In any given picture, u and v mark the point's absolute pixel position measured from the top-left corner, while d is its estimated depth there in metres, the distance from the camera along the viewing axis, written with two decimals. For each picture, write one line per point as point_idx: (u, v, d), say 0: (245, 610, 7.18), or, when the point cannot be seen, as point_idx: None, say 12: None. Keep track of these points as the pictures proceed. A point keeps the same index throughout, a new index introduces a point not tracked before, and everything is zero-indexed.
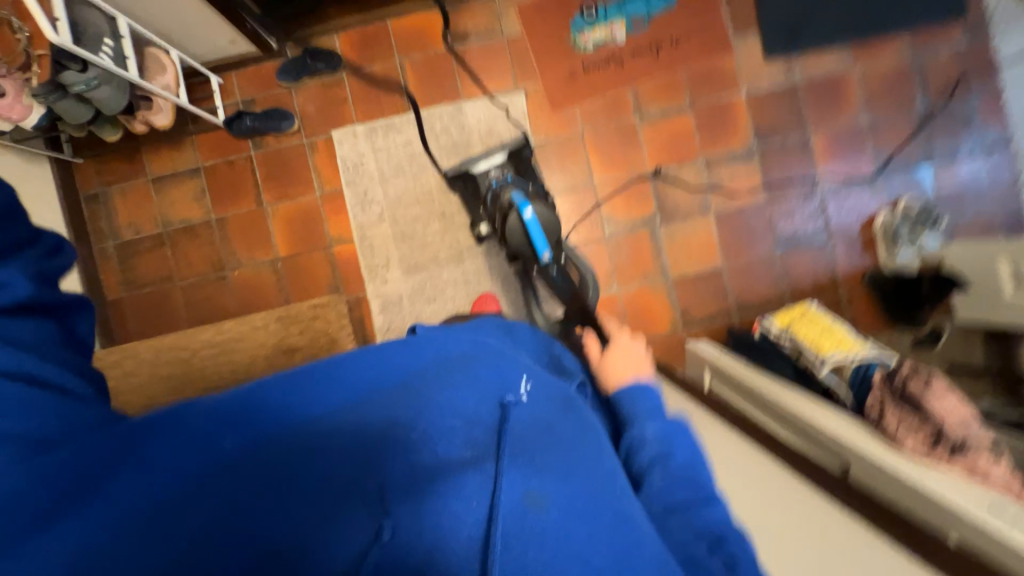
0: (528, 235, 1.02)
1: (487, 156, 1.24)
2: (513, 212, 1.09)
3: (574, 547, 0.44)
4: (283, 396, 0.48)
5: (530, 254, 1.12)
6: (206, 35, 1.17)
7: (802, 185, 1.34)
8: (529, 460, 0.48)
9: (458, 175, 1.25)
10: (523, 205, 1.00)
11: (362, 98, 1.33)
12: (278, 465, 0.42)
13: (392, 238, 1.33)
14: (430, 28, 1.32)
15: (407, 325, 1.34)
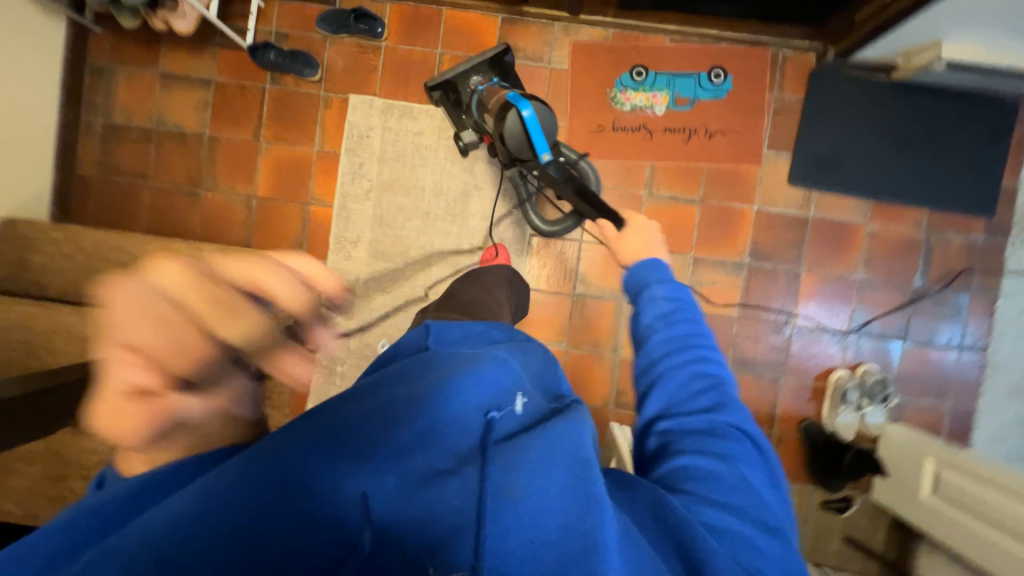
0: (526, 140, 0.99)
1: (469, 65, 1.14)
2: (511, 111, 0.97)
3: (552, 532, 0.43)
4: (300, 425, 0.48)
5: (530, 156, 1.02)
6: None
7: (776, 316, 1.33)
8: (515, 459, 0.47)
9: (436, 85, 1.16)
10: (520, 106, 0.96)
11: (391, 74, 1.30)
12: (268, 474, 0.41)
13: (369, 218, 1.31)
14: (480, 31, 1.29)
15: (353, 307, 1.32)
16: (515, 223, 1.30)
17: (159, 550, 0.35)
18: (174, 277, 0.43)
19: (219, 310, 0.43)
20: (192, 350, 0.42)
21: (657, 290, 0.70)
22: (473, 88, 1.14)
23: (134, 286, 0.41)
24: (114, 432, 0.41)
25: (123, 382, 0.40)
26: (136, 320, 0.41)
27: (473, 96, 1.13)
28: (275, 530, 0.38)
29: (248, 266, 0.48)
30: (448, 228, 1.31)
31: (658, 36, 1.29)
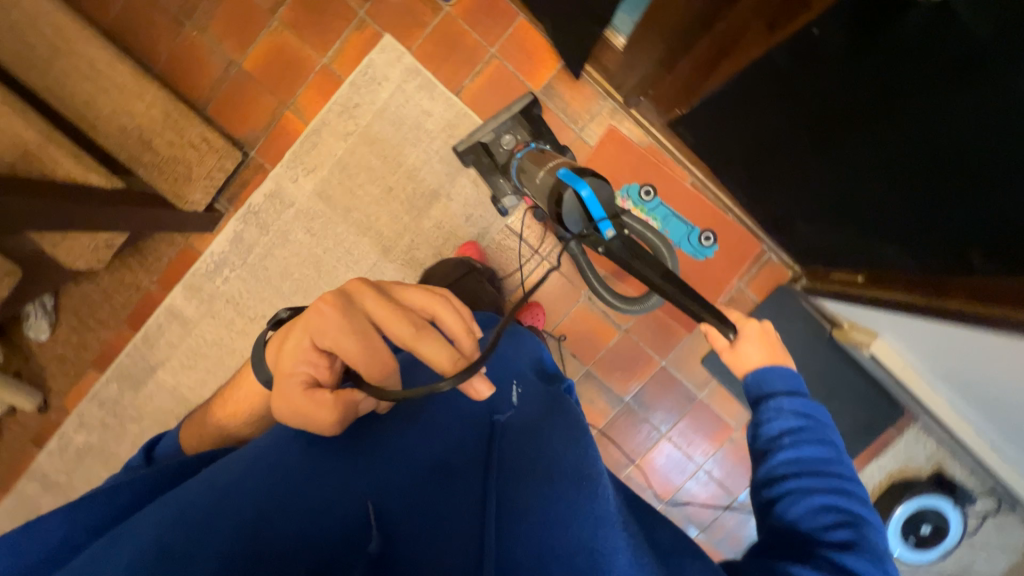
0: (588, 215, 0.90)
1: (498, 124, 1.17)
2: (568, 191, 0.88)
3: (559, 545, 0.49)
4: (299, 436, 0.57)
5: (592, 232, 0.92)
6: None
7: (620, 456, 1.41)
8: (520, 478, 0.56)
9: (467, 147, 1.18)
10: (576, 187, 0.87)
11: (435, 41, 1.22)
12: (279, 473, 0.52)
13: (333, 157, 1.25)
14: (540, 59, 1.23)
15: (270, 226, 1.26)
16: (461, 249, 1.27)
17: (191, 496, 0.48)
18: (375, 303, 0.53)
19: (407, 331, 0.51)
20: (377, 359, 0.51)
21: (774, 402, 0.73)
22: (507, 147, 1.15)
23: (327, 302, 0.52)
24: (303, 416, 0.50)
25: (300, 376, 0.50)
26: (342, 333, 0.50)
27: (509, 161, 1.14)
28: (284, 512, 0.48)
29: (425, 300, 0.55)
30: (400, 213, 1.26)
31: (683, 172, 1.28)
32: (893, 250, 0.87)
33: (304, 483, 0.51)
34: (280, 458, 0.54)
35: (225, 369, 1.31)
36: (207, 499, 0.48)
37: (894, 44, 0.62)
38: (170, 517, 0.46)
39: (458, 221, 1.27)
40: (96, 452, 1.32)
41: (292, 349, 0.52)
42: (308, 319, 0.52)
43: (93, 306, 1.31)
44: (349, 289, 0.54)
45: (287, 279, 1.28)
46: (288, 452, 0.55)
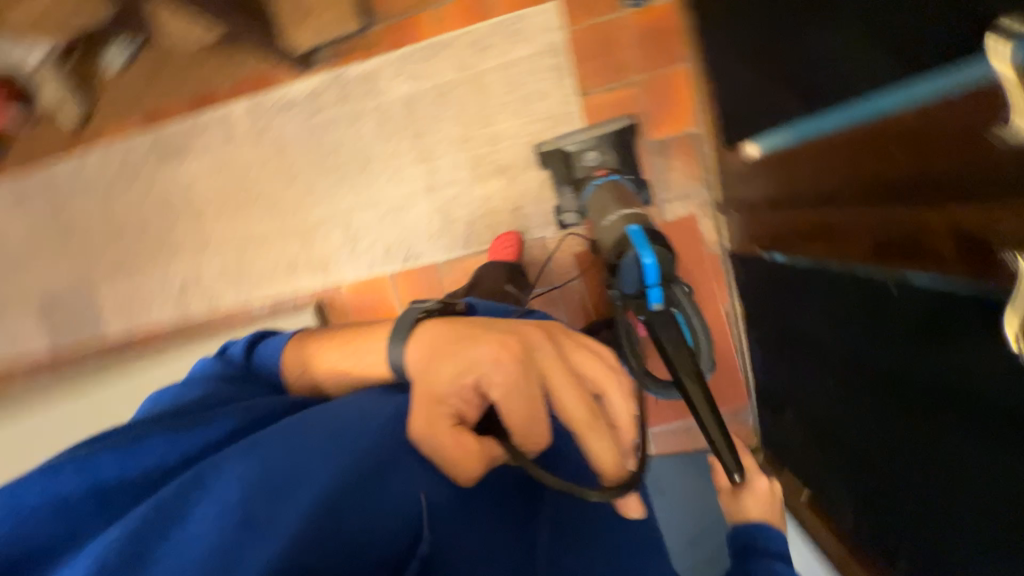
0: (642, 278, 0.85)
1: (584, 140, 1.11)
2: (631, 249, 0.85)
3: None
4: (349, 435, 0.54)
5: (636, 295, 0.86)
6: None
7: None
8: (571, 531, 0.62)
9: (547, 150, 1.13)
10: (641, 252, 0.85)
11: (593, 37, 1.16)
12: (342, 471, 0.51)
13: (438, 79, 1.22)
14: (673, 115, 1.17)
15: (348, 101, 1.26)
16: (490, 231, 1.27)
17: (263, 476, 0.49)
18: (551, 365, 0.53)
19: (582, 415, 0.51)
20: (536, 423, 0.51)
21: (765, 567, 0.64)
22: (588, 167, 1.11)
23: (504, 354, 0.52)
24: (449, 455, 0.51)
25: (451, 410, 0.51)
26: (516, 395, 0.50)
27: (585, 180, 1.10)
28: (342, 512, 0.48)
29: (597, 372, 0.55)
30: (460, 165, 1.25)
31: (725, 296, 1.23)
32: (914, 558, 0.71)
33: (390, 466, 0.52)
34: (334, 465, 0.51)
35: (238, 194, 1.35)
36: (278, 492, 0.48)
37: (936, 367, 0.56)
38: (249, 491, 0.48)
39: (504, 205, 1.25)
40: (99, 189, 1.41)
41: (445, 372, 0.52)
42: (474, 355, 0.53)
43: (169, 71, 1.35)
44: (523, 343, 0.54)
45: (333, 156, 1.29)
46: (339, 463, 0.51)
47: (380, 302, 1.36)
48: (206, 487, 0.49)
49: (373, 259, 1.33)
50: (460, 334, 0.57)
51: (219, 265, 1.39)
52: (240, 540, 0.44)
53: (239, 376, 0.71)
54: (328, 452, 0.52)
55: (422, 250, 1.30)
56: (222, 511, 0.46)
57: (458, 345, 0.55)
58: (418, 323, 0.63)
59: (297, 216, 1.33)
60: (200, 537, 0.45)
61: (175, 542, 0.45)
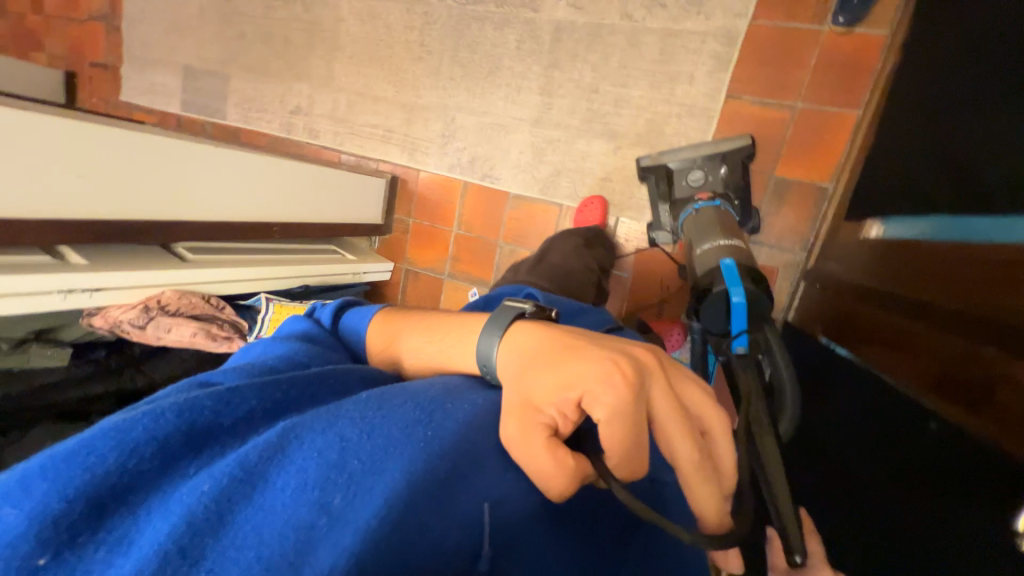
0: (727, 317, 0.71)
1: (693, 158, 1.01)
2: (718, 286, 0.72)
3: None
4: (414, 421, 0.39)
5: (722, 333, 0.73)
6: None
7: None
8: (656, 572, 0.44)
9: (649, 165, 1.06)
10: (730, 287, 0.70)
11: (775, 40, 1.04)
12: (393, 471, 0.35)
13: (597, 17, 1.16)
14: (813, 159, 1.05)
15: (504, 3, 1.24)
16: (570, 188, 1.25)
17: (315, 478, 0.34)
18: (664, 400, 0.42)
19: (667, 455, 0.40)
20: (639, 451, 0.40)
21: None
22: (693, 189, 1.02)
23: (619, 371, 0.41)
24: (542, 472, 0.39)
25: (547, 415, 0.41)
26: (605, 388, 0.40)
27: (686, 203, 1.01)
28: (428, 524, 0.34)
29: (701, 410, 0.44)
30: (575, 112, 1.21)
31: None
32: None
33: (476, 464, 0.39)
34: (395, 438, 0.37)
35: (372, 49, 1.41)
36: (325, 491, 0.34)
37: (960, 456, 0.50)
38: (323, 478, 0.34)
39: (596, 170, 1.22)
40: None
41: (546, 383, 0.42)
42: (585, 369, 0.42)
43: None
44: (635, 365, 0.43)
45: (466, 50, 1.30)
46: (403, 444, 0.37)
47: (445, 204, 1.40)
48: (286, 462, 0.35)
49: (456, 163, 1.36)
50: (561, 344, 0.45)
51: (329, 105, 1.49)
52: (309, 543, 0.32)
53: (325, 343, 0.56)
54: (378, 441, 0.37)
55: (501, 175, 1.31)
56: (304, 479, 0.34)
57: (561, 350, 0.44)
58: (518, 319, 0.50)
59: (410, 93, 1.38)
60: (257, 541, 0.32)
61: (253, 512, 0.33)
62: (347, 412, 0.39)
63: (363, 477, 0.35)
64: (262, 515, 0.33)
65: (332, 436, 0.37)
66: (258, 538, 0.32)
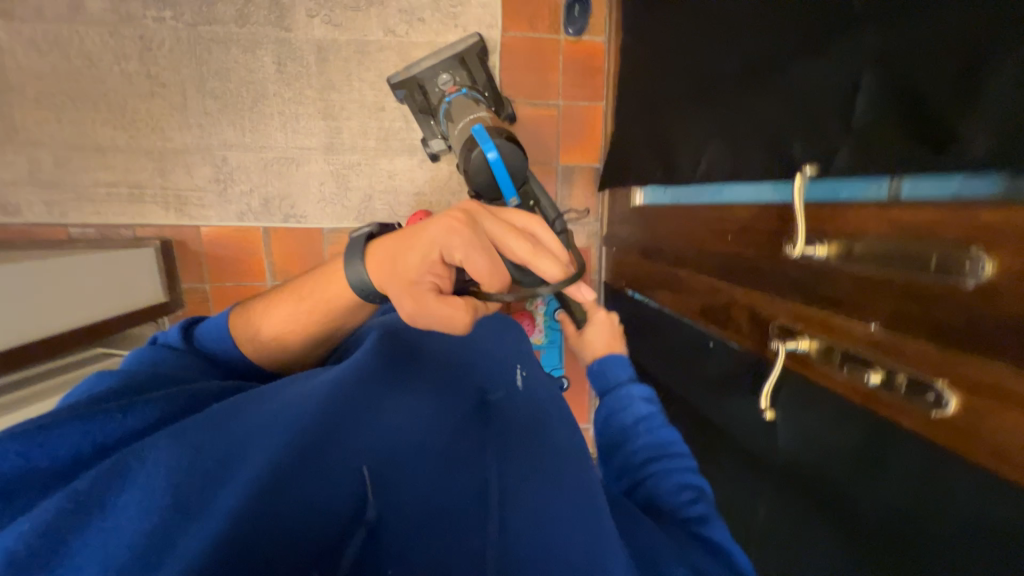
0: (490, 181, 0.83)
1: (432, 64, 1.04)
2: (475, 149, 0.81)
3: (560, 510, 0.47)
4: (268, 410, 0.46)
5: (494, 197, 0.86)
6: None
7: None
8: (527, 469, 0.50)
9: (398, 82, 1.04)
10: (484, 148, 0.81)
11: (529, 49, 1.18)
12: (236, 436, 0.43)
13: (362, 34, 1.13)
14: (581, 146, 1.25)
15: (247, 23, 1.09)
16: (388, 209, 1.21)
17: (168, 462, 0.40)
18: (499, 228, 0.51)
19: (527, 246, 0.50)
20: (498, 270, 0.50)
21: (625, 389, 0.65)
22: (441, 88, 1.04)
23: (458, 218, 0.50)
24: (444, 323, 0.49)
25: (426, 281, 0.49)
26: (450, 237, 0.48)
27: (441, 105, 1.04)
28: (291, 479, 0.41)
29: (529, 220, 0.54)
30: (369, 134, 1.17)
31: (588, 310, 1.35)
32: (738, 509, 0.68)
33: (333, 435, 0.45)
34: (250, 426, 0.44)
35: (72, 86, 1.08)
36: (193, 466, 0.40)
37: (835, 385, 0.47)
38: (181, 471, 0.40)
39: (407, 187, 1.21)
40: None
41: (413, 260, 0.50)
42: (433, 233, 0.50)
43: None
44: (465, 209, 0.52)
45: (216, 77, 1.11)
46: (247, 428, 0.44)
47: (249, 255, 1.21)
48: (130, 481, 0.39)
49: (245, 209, 1.18)
50: (400, 233, 0.53)
51: (25, 165, 1.10)
52: (174, 524, 0.37)
53: (171, 362, 0.55)
54: (218, 429, 0.43)
55: (307, 212, 1.19)
56: (180, 465, 0.40)
57: (408, 234, 0.52)
58: (372, 241, 0.55)
59: (152, 136, 1.12)
60: (153, 484, 0.39)
61: (120, 517, 0.37)
62: (193, 429, 0.43)
63: (235, 448, 0.42)
64: (126, 516, 0.37)
65: (176, 443, 0.41)
66: (147, 505, 0.38)
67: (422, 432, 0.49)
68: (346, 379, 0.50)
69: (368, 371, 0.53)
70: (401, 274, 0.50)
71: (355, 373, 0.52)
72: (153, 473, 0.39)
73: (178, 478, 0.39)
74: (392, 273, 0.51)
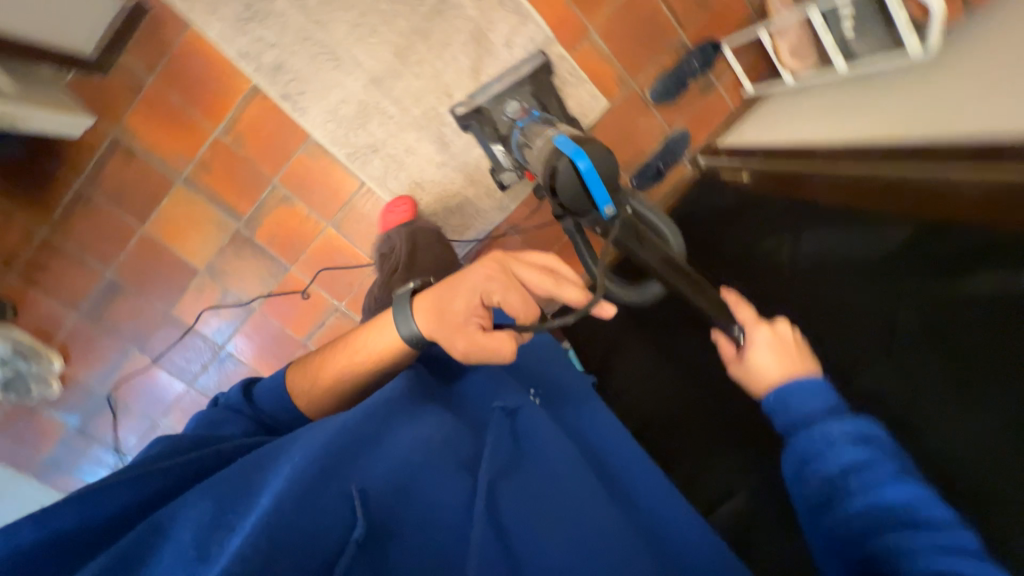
0: (582, 189, 0.73)
1: (501, 90, 1.04)
2: (565, 157, 0.72)
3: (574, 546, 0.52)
4: (274, 460, 0.48)
5: (585, 208, 0.74)
6: (782, 120, 1.00)
7: (145, 340, 1.24)
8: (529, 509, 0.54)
9: (466, 111, 1.06)
10: (575, 155, 0.71)
11: None
12: (244, 489, 0.45)
13: (484, 23, 1.05)
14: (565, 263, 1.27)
15: None
16: (377, 171, 1.14)
17: (192, 522, 0.42)
18: (533, 275, 0.63)
19: (550, 281, 0.62)
20: (525, 303, 0.62)
21: (819, 429, 0.50)
22: (510, 114, 1.03)
23: (491, 269, 0.62)
24: (495, 351, 0.58)
25: (474, 317, 0.59)
26: (485, 283, 0.60)
27: (511, 133, 1.02)
28: (302, 512, 0.42)
29: (546, 258, 0.65)
30: (416, 102, 1.09)
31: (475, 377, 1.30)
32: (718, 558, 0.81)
33: (335, 477, 0.46)
34: (263, 478, 0.46)
35: None
36: (220, 519, 0.42)
37: None
38: (210, 519, 0.42)
39: (413, 171, 1.15)
40: None
41: (459, 304, 0.59)
42: (472, 280, 0.61)
43: None
44: (495, 259, 0.64)
45: None
46: (258, 480, 0.46)
47: (217, 93, 1.05)
48: (168, 538, 0.41)
49: (252, 54, 1.02)
50: (439, 287, 0.63)
51: None
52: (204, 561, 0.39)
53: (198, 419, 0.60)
54: (229, 481, 0.46)
55: (309, 110, 1.07)
56: (208, 516, 0.42)
57: (445, 289, 0.61)
58: (411, 298, 0.63)
59: None
60: (185, 536, 0.41)
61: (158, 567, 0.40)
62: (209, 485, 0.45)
63: (252, 498, 0.44)
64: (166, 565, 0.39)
65: (192, 502, 0.44)
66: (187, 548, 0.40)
67: (425, 459, 0.51)
68: (365, 418, 0.51)
69: (387, 410, 0.54)
70: (446, 312, 0.60)
71: (366, 410, 0.52)
72: (184, 533, 0.41)
73: (206, 531, 0.41)
74: (433, 317, 0.60)
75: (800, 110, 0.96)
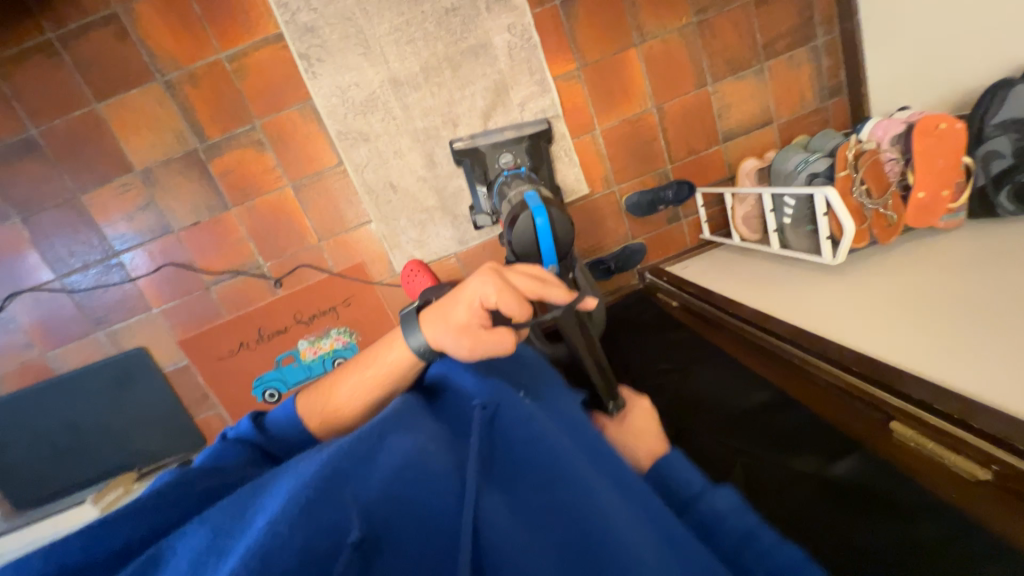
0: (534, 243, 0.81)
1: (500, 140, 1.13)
2: (525, 210, 0.80)
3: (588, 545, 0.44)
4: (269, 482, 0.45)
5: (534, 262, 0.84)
6: (722, 269, 1.11)
7: (36, 212, 1.11)
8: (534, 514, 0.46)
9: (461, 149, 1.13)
10: (535, 211, 0.79)
11: None
12: (234, 515, 0.42)
13: (510, 82, 1.15)
14: None
15: None
16: (359, 158, 1.15)
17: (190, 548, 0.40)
18: (525, 283, 0.61)
19: (539, 283, 0.61)
20: (522, 304, 0.60)
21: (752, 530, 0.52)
22: (500, 165, 1.12)
23: (487, 274, 0.60)
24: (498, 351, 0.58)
25: (475, 320, 0.58)
26: (484, 286, 0.59)
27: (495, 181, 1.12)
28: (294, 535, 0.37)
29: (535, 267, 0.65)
30: (422, 117, 1.14)
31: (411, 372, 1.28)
32: None
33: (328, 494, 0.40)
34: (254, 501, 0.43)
35: None
36: (210, 546, 0.40)
37: None
38: (201, 549, 0.40)
39: (391, 173, 1.17)
40: None
41: (459, 314, 0.59)
42: (469, 289, 0.60)
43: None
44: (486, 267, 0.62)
45: None
46: (251, 504, 0.43)
47: (240, 23, 1.06)
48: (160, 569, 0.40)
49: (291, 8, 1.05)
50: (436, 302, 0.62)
51: None
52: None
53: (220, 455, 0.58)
54: (222, 507, 0.43)
55: (321, 78, 1.09)
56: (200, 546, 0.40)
57: (444, 301, 0.61)
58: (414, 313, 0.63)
59: None
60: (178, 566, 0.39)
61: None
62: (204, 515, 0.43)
63: (242, 520, 0.41)
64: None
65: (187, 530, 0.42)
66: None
67: (419, 469, 0.44)
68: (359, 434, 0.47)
69: (378, 426, 0.48)
70: (448, 321, 0.59)
71: (363, 428, 0.48)
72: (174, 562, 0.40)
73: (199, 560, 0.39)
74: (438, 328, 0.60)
75: (742, 267, 1.08)
